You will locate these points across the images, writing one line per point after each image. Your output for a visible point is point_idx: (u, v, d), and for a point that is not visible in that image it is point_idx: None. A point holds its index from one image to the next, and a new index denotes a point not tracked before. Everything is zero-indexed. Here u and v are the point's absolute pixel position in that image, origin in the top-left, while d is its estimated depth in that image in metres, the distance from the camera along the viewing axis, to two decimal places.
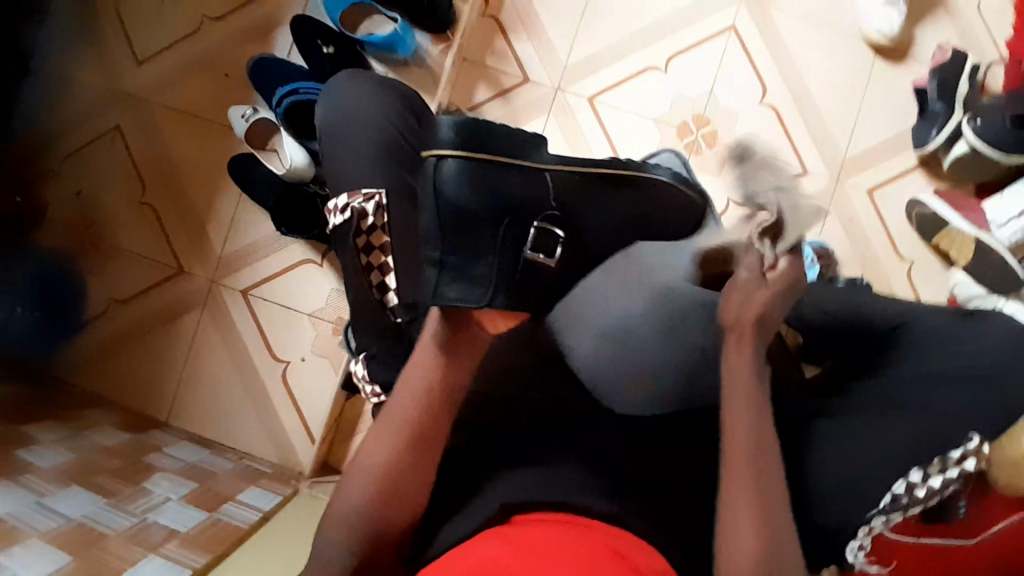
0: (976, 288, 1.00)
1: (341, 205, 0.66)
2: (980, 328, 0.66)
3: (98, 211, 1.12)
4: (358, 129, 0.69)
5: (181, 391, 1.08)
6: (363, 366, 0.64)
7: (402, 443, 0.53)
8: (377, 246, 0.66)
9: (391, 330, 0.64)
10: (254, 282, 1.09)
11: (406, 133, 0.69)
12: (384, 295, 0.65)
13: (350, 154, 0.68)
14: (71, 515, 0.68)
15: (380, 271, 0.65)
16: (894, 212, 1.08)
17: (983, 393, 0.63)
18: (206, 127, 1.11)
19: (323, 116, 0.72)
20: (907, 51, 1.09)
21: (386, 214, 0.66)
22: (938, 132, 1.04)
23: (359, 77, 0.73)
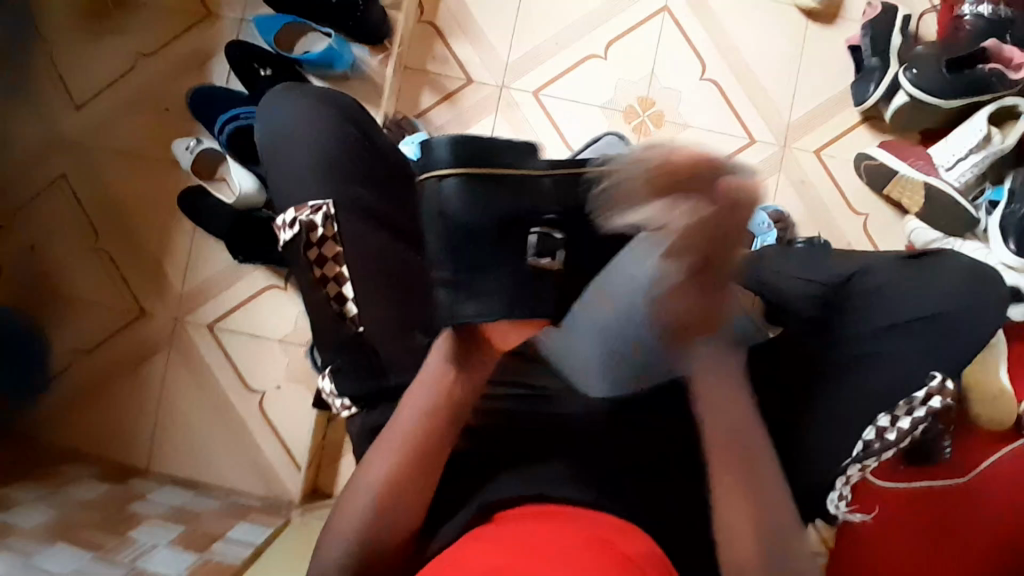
0: (933, 232, 1.04)
1: (289, 220, 0.65)
2: (935, 266, 0.67)
3: (50, 261, 1.09)
4: (299, 145, 0.68)
5: (159, 433, 1.06)
6: (329, 381, 0.63)
7: (404, 473, 0.53)
8: (329, 257, 0.65)
9: (355, 345, 0.63)
10: (221, 314, 1.07)
11: (348, 144, 0.69)
12: (343, 306, 0.65)
13: (292, 173, 0.68)
14: (54, 574, 0.67)
15: (336, 283, 0.65)
16: (842, 168, 1.11)
17: (940, 332, 0.64)
18: (153, 164, 1.09)
19: (261, 135, 0.71)
20: (838, 11, 1.12)
21: (336, 225, 0.65)
22: (876, 87, 1.07)
23: (293, 91, 0.73)
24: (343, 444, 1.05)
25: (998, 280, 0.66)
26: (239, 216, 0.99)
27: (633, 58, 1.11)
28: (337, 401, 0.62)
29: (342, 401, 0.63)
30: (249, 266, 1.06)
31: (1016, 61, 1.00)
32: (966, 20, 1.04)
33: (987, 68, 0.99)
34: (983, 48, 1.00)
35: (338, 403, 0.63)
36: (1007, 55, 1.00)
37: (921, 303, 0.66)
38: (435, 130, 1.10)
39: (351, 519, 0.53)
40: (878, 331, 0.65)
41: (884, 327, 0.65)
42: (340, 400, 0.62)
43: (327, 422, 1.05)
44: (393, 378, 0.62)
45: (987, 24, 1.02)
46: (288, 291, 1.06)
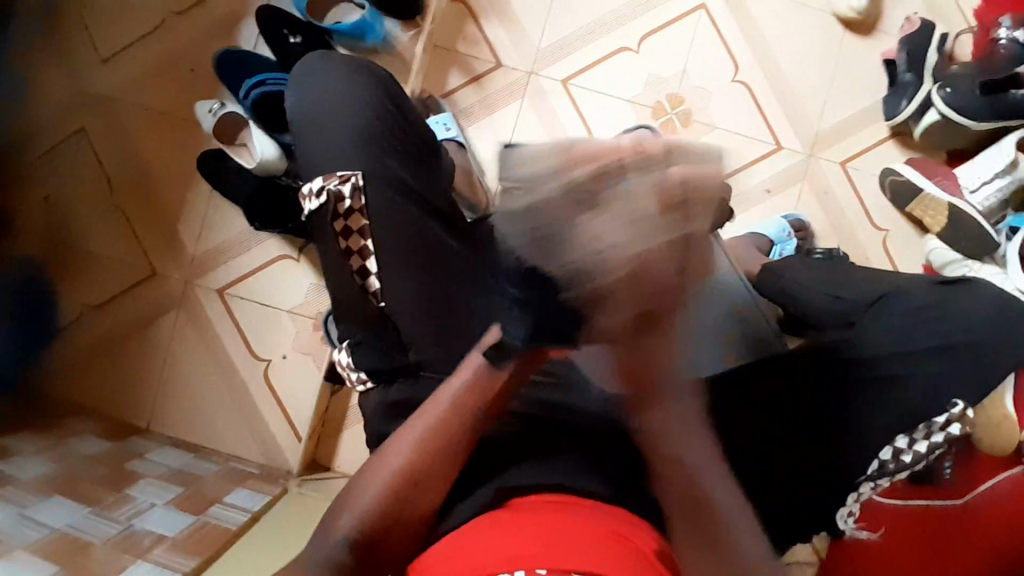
0: (951, 254, 1.02)
1: (316, 189, 0.65)
2: (965, 294, 0.67)
3: (65, 214, 1.09)
4: (329, 115, 0.68)
5: (163, 395, 1.06)
6: (347, 353, 0.64)
7: (429, 451, 0.52)
8: (354, 229, 0.65)
9: (375, 322, 0.63)
10: (232, 280, 1.06)
11: (377, 116, 0.68)
12: (366, 281, 0.64)
13: (321, 140, 0.68)
14: (51, 526, 0.67)
15: (359, 255, 0.64)
16: (868, 182, 1.10)
17: (981, 357, 0.64)
18: (175, 124, 1.08)
19: (291, 104, 0.71)
20: (876, 23, 1.10)
21: (363, 197, 0.65)
22: (908, 103, 1.05)
23: (325, 63, 0.72)
24: (344, 419, 1.05)
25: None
26: (258, 183, 0.98)
27: (664, 55, 1.09)
28: (353, 374, 0.63)
29: (358, 375, 0.63)
30: (265, 234, 1.06)
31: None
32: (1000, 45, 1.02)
33: (1020, 93, 0.98)
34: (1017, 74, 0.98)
35: (354, 377, 0.63)
36: None
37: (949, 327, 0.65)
38: (460, 112, 1.09)
39: (363, 501, 0.51)
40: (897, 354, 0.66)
41: (914, 348, 0.65)
42: (356, 374, 0.63)
43: (331, 396, 1.04)
44: (408, 357, 0.62)
45: (1022, 49, 1.00)
46: (301, 262, 1.06)
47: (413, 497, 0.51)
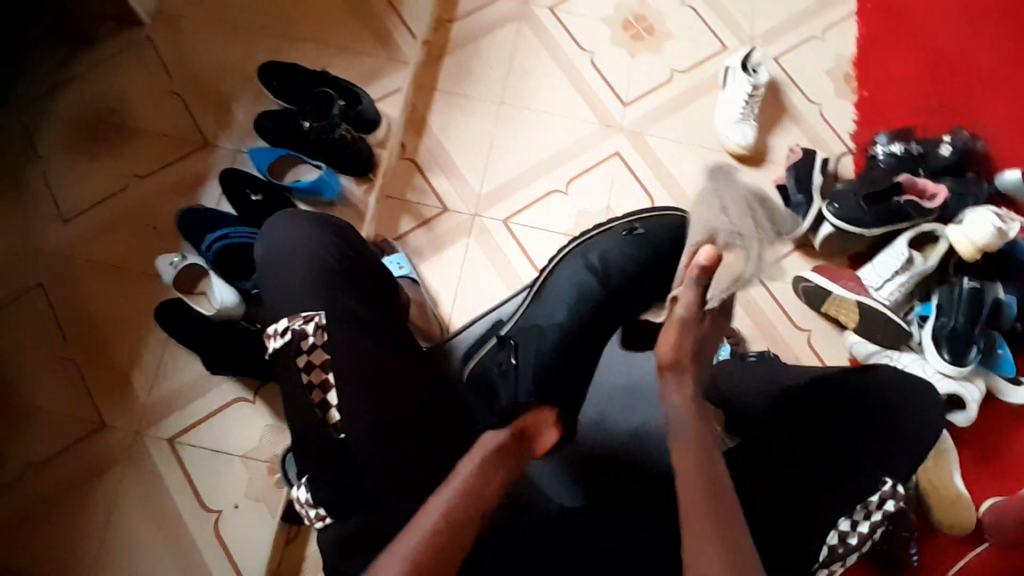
0: (871, 345, 1.17)
1: (280, 329, 0.69)
2: (873, 381, 0.78)
3: (16, 369, 1.07)
4: (295, 264, 0.73)
5: (103, 557, 0.99)
6: (305, 489, 0.65)
7: (429, 566, 0.53)
8: (316, 364, 0.68)
9: (336, 455, 0.65)
10: (183, 428, 1.05)
11: (343, 263, 0.75)
12: (327, 412, 0.67)
13: (283, 288, 0.73)
14: None
15: (321, 389, 0.67)
16: (786, 290, 1.24)
17: (887, 445, 0.73)
18: (135, 277, 1.12)
19: (261, 254, 0.76)
20: (764, 157, 1.32)
21: (326, 333, 0.69)
22: (804, 219, 1.22)
23: (294, 214, 0.79)
24: (300, 569, 1.00)
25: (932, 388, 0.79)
26: (216, 329, 1.01)
27: (592, 192, 1.25)
28: (311, 509, 0.65)
29: (316, 510, 0.65)
30: (219, 378, 1.07)
31: (930, 191, 1.17)
32: (880, 158, 1.25)
33: (903, 200, 1.16)
34: (899, 182, 1.18)
35: (313, 513, 0.65)
36: (921, 185, 1.18)
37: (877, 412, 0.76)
38: (412, 252, 1.18)
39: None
40: (817, 438, 0.75)
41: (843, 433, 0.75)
42: (315, 510, 0.65)
43: (284, 546, 1.00)
44: (368, 483, 0.65)
45: (898, 160, 1.24)
46: (257, 404, 1.06)
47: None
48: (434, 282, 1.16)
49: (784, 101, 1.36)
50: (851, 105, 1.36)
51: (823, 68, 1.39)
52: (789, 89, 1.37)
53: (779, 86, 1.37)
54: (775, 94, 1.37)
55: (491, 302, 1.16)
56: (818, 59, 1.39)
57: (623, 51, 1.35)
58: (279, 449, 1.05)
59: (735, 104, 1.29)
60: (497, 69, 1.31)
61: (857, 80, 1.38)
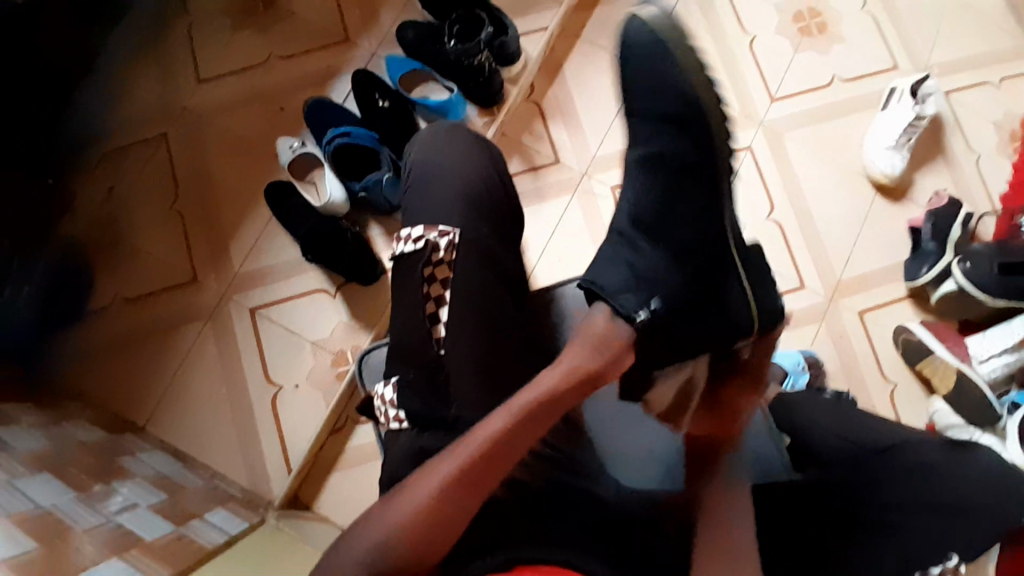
0: (954, 418, 1.07)
1: (415, 236, 0.70)
2: (972, 460, 0.69)
3: (130, 209, 1.16)
4: (444, 176, 0.74)
5: (169, 399, 1.09)
6: (392, 391, 0.65)
7: (472, 468, 0.55)
8: (438, 278, 0.69)
9: (425, 367, 0.66)
10: (268, 302, 1.11)
11: (485, 187, 0.74)
12: (434, 326, 0.67)
13: (429, 198, 0.73)
14: (38, 502, 0.72)
15: (435, 302, 0.68)
16: (883, 335, 1.15)
17: (966, 523, 0.65)
18: (253, 152, 1.17)
19: (413, 159, 0.77)
20: (906, 192, 1.20)
21: (456, 252, 0.69)
22: (928, 270, 1.12)
23: (451, 132, 0.78)
24: (336, 461, 1.06)
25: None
26: (318, 220, 1.04)
27: None
28: (392, 410, 0.65)
29: (396, 413, 0.65)
30: (309, 265, 1.11)
31: None
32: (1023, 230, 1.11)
33: None
34: None
35: (393, 414, 0.65)
36: None
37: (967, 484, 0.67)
38: None
39: (423, 485, 0.56)
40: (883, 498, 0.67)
41: (929, 501, 0.66)
42: (395, 412, 0.65)
43: (328, 434, 1.06)
44: (449, 411, 0.64)
45: None
46: (337, 299, 1.10)
47: (480, 484, 0.56)
48: (526, 231, 1.15)
49: (945, 140, 1.22)
50: (1007, 165, 1.21)
51: (993, 117, 1.23)
52: (953, 128, 1.23)
53: (942, 121, 1.23)
54: (937, 129, 1.23)
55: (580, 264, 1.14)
56: (994, 103, 1.24)
57: (784, 43, 1.25)
58: (349, 346, 1.09)
59: (891, 130, 1.18)
60: None
61: None
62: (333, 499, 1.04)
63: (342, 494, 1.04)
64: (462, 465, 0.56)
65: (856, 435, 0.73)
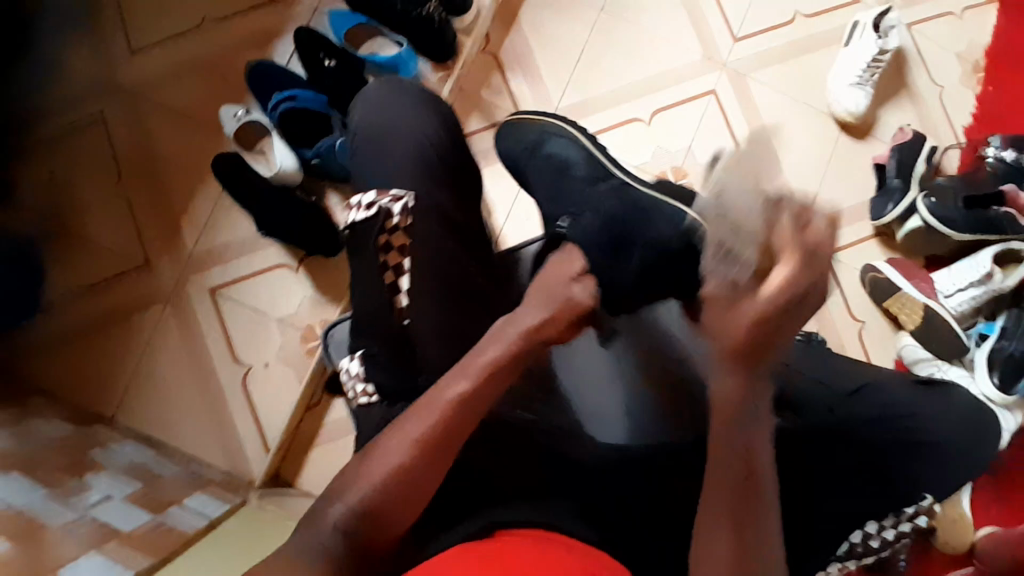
0: (923, 351, 1.10)
1: (365, 203, 0.66)
2: (944, 402, 0.72)
3: (72, 192, 1.10)
4: (393, 137, 0.70)
5: (134, 387, 1.06)
6: (358, 364, 0.65)
7: (444, 423, 0.55)
8: (394, 245, 0.65)
9: (392, 337, 0.64)
10: (228, 281, 1.07)
11: (439, 147, 0.71)
12: (395, 296, 0.65)
13: (379, 159, 0.69)
14: (10, 504, 0.72)
15: (394, 271, 0.65)
16: (850, 274, 1.17)
17: (938, 467, 0.69)
18: (196, 124, 1.11)
19: (362, 117, 0.72)
20: (870, 130, 1.20)
21: (410, 218, 0.66)
22: (893, 207, 1.13)
23: (399, 88, 0.74)
24: (315, 436, 1.05)
25: (994, 418, 0.73)
26: (271, 192, 0.99)
27: (676, 128, 1.16)
28: (361, 385, 0.64)
29: (364, 386, 0.64)
30: (267, 241, 1.07)
31: None
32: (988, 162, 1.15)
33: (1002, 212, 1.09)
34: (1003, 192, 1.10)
35: (361, 388, 0.65)
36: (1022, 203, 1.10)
37: (937, 427, 0.70)
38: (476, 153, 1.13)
39: (393, 445, 0.54)
40: (862, 449, 0.69)
41: (904, 448, 0.69)
42: (363, 385, 0.65)
43: (304, 411, 1.04)
44: (420, 379, 0.63)
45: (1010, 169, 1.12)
46: (300, 274, 1.07)
47: (452, 437, 0.55)
48: (491, 190, 1.12)
49: (907, 74, 1.21)
50: (972, 96, 1.21)
51: (954, 49, 1.22)
52: (915, 62, 1.22)
53: (905, 54, 1.22)
54: (900, 63, 1.22)
55: None
56: (955, 33, 1.23)
57: None
58: (317, 320, 1.06)
59: (854, 65, 1.16)
60: None
61: (985, 70, 1.21)
62: (316, 474, 1.04)
63: (325, 468, 1.04)
64: (432, 422, 0.55)
65: (829, 380, 0.73)
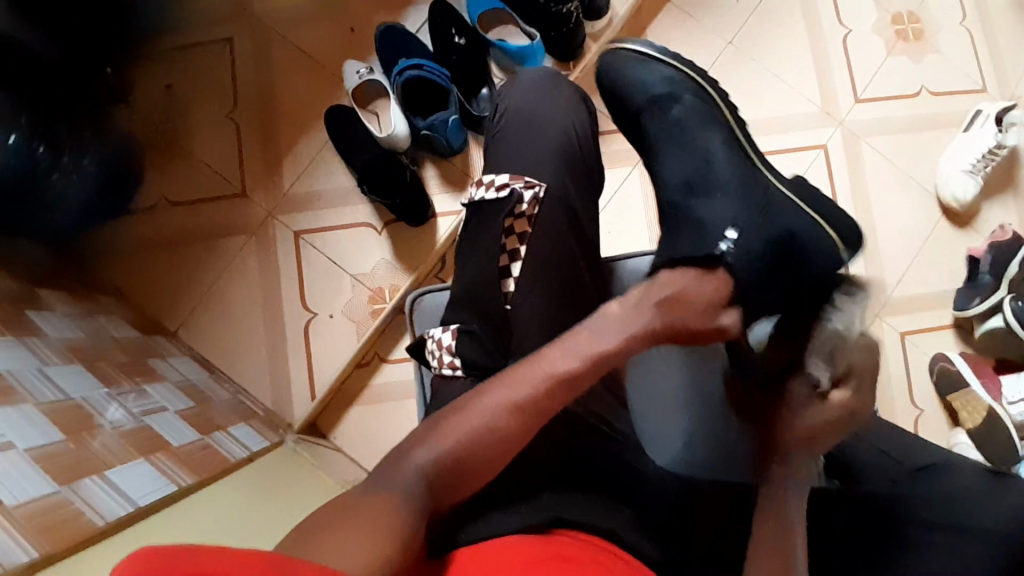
0: (974, 454, 1.05)
1: (500, 183, 0.67)
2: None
3: (185, 111, 1.14)
4: (540, 125, 0.71)
5: (200, 308, 1.09)
6: (452, 336, 0.64)
7: (550, 390, 0.54)
8: (517, 231, 0.66)
9: (487, 320, 0.64)
10: (312, 228, 1.10)
11: (580, 144, 0.72)
12: (505, 281, 0.66)
13: (520, 144, 0.70)
14: (67, 393, 0.73)
15: (510, 255, 0.66)
16: (919, 360, 1.12)
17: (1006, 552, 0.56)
18: (315, 71, 1.14)
19: (512, 100, 0.74)
20: (972, 221, 1.15)
21: (539, 207, 0.67)
22: (980, 302, 1.09)
23: (555, 79, 0.75)
24: (359, 395, 1.07)
25: None
26: (379, 154, 1.02)
27: None
28: (448, 356, 0.64)
29: (451, 358, 0.64)
30: (358, 197, 1.10)
31: None
32: None
33: None
34: None
35: (447, 359, 0.64)
36: None
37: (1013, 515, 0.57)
38: None
39: (491, 401, 0.53)
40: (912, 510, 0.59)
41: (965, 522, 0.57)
42: (451, 358, 0.64)
43: (355, 367, 1.07)
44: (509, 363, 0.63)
45: None
46: (382, 236, 1.09)
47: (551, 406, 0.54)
48: None
49: (1018, 172, 1.16)
50: None
51: None
52: None
53: None
54: (1014, 161, 1.16)
55: (631, 241, 1.11)
56: None
57: (879, 43, 1.19)
58: (388, 285, 1.08)
59: (970, 153, 1.13)
60: (738, 7, 1.18)
61: None
62: (351, 432, 1.05)
63: (360, 427, 1.05)
64: (538, 384, 0.54)
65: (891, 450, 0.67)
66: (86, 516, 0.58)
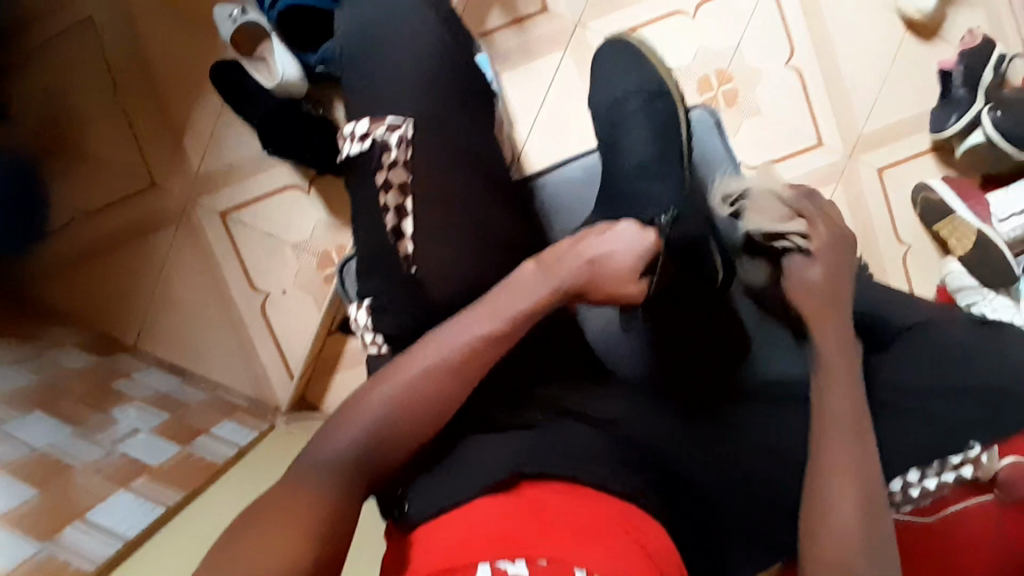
0: (970, 279, 0.97)
1: (359, 133, 0.60)
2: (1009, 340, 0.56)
3: (66, 107, 1.02)
4: (396, 44, 0.61)
5: (151, 314, 1.03)
6: (365, 313, 0.60)
7: (498, 335, 0.50)
8: (394, 185, 0.58)
9: (421, 265, 0.58)
10: (237, 203, 1.01)
11: (449, 55, 0.62)
12: (399, 242, 0.58)
13: (387, 67, 0.61)
14: (30, 445, 0.68)
15: (395, 214, 0.58)
16: (900, 194, 1.06)
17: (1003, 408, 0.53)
18: (190, 28, 1.00)
19: (365, 19, 0.63)
20: (938, 30, 1.04)
21: (409, 150, 0.58)
22: (956, 120, 1.00)
23: None
24: (338, 360, 1.02)
25: None
26: (276, 104, 0.92)
27: (719, 26, 1.04)
28: (368, 335, 0.59)
29: (372, 336, 0.59)
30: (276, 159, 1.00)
31: None
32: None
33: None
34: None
35: (369, 338, 0.60)
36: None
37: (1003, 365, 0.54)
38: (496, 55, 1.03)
39: (433, 352, 0.49)
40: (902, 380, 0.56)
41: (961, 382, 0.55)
42: (371, 335, 0.59)
43: (327, 334, 1.01)
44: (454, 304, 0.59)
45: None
46: (310, 194, 1.00)
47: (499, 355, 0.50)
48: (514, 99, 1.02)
49: None
50: None
51: None
52: None
53: None
54: None
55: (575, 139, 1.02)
56: None
57: None
58: (333, 245, 1.01)
59: None
60: None
61: None
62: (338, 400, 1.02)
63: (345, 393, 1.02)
64: (485, 329, 0.50)
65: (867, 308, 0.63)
66: (73, 564, 0.55)
